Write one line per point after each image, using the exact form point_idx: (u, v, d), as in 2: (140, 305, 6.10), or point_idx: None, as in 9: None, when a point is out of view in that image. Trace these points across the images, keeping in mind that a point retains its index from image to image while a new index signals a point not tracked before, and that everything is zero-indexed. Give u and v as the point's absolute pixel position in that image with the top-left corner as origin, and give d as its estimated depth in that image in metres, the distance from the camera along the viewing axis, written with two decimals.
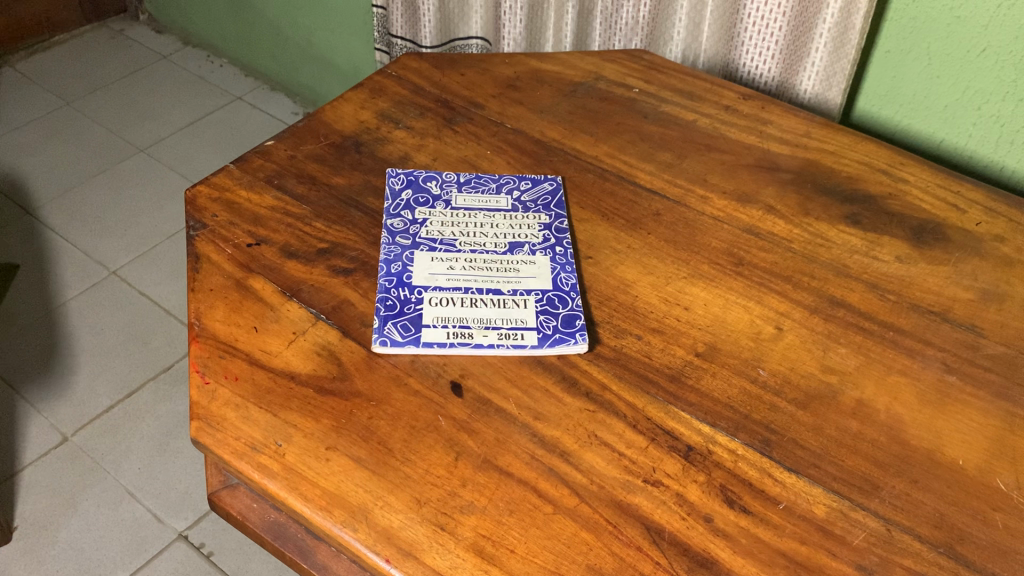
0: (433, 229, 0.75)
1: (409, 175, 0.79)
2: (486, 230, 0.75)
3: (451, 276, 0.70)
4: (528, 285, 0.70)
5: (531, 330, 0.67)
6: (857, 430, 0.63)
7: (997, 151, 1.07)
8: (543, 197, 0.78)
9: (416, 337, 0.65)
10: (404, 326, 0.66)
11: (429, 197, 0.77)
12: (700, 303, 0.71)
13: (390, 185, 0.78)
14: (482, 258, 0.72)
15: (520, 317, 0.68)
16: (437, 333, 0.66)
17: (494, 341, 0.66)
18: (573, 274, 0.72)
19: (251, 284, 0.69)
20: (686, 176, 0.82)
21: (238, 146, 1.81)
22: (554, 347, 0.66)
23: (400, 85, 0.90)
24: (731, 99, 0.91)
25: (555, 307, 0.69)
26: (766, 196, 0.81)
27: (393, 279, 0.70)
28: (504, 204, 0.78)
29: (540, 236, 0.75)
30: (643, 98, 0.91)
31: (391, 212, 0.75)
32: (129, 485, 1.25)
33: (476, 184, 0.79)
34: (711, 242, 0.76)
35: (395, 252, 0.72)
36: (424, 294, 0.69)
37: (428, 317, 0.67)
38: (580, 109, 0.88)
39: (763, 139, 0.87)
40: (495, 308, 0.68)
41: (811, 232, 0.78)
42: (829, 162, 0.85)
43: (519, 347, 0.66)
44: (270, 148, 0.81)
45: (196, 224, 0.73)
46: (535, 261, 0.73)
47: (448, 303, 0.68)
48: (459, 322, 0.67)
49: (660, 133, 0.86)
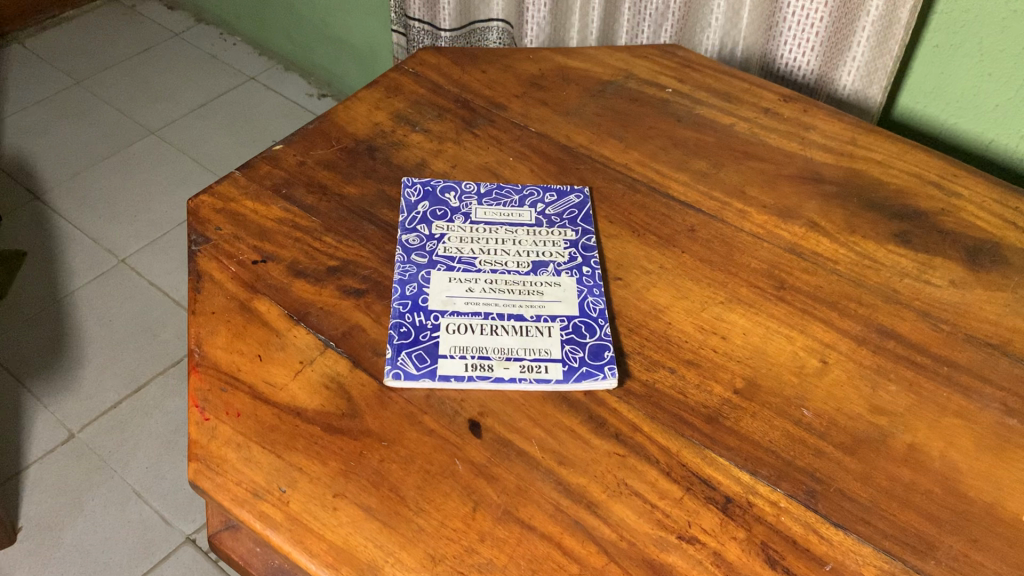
0: (451, 246, 0.69)
1: (426, 184, 0.74)
2: (508, 247, 0.70)
3: (470, 299, 0.65)
4: (553, 310, 0.65)
5: (556, 363, 0.62)
6: (910, 480, 0.58)
7: None
8: (569, 210, 0.73)
9: (431, 369, 0.61)
10: (419, 356, 0.61)
11: (447, 210, 0.72)
12: (739, 333, 0.66)
13: (405, 195, 0.73)
14: (503, 278, 0.67)
15: (543, 346, 0.63)
16: (454, 364, 0.61)
17: (516, 375, 0.61)
18: (601, 298, 0.66)
19: (256, 306, 0.64)
20: (723, 187, 0.76)
21: (251, 129, 1.76)
22: (580, 382, 0.61)
23: (417, 83, 0.84)
24: (770, 100, 0.85)
25: (582, 336, 0.64)
26: (809, 211, 0.75)
27: (408, 302, 0.65)
28: (527, 218, 0.72)
29: (566, 254, 0.70)
30: (676, 98, 0.85)
31: (405, 226, 0.70)
32: (135, 485, 1.22)
33: (496, 194, 0.74)
34: (749, 262, 0.71)
35: (410, 272, 0.67)
36: (440, 320, 0.64)
37: (445, 347, 0.62)
38: (608, 111, 0.83)
39: (806, 146, 0.81)
40: (517, 337, 0.63)
41: (858, 252, 0.72)
42: (877, 173, 0.79)
43: (542, 381, 0.61)
44: (278, 152, 0.76)
45: (199, 238, 0.68)
46: (560, 282, 0.67)
47: (466, 330, 0.63)
48: (479, 352, 0.62)
49: (695, 138, 0.80)
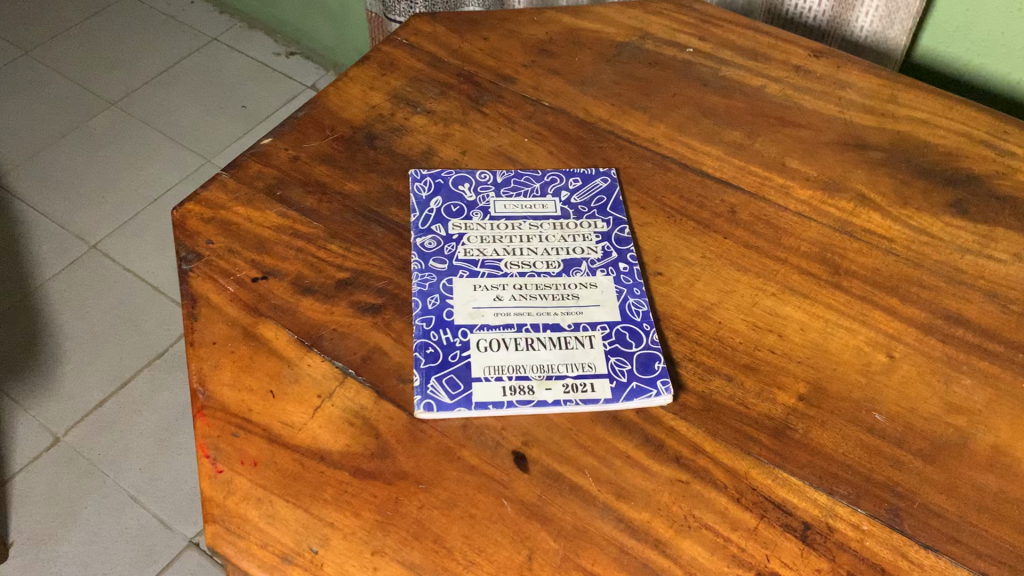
0: (471, 248, 0.63)
1: (436, 176, 0.67)
2: (534, 245, 0.63)
3: (499, 309, 0.59)
4: (592, 317, 0.59)
5: (602, 379, 0.56)
6: (997, 488, 0.53)
7: None
8: (596, 198, 0.66)
9: (466, 396, 0.54)
10: (450, 381, 0.55)
11: (462, 205, 0.65)
12: (796, 328, 0.60)
13: (414, 191, 0.66)
14: (534, 282, 0.61)
15: (587, 361, 0.57)
16: (491, 388, 0.55)
17: (560, 396, 0.55)
18: (643, 299, 0.60)
19: (262, 332, 0.57)
20: (760, 160, 0.70)
21: (218, 96, 1.66)
22: (631, 401, 0.55)
23: (413, 56, 0.76)
24: (800, 57, 0.78)
25: (628, 346, 0.58)
26: (856, 182, 0.69)
27: (431, 317, 0.58)
28: (551, 209, 0.66)
29: (598, 250, 0.63)
30: (698, 59, 0.77)
31: (419, 227, 0.63)
32: (131, 489, 1.16)
33: (515, 184, 0.67)
34: (798, 245, 0.65)
35: (430, 282, 0.60)
36: (469, 337, 0.57)
37: (478, 367, 0.56)
38: (627, 78, 0.75)
39: (843, 108, 0.74)
40: (556, 351, 0.57)
41: (913, 227, 0.66)
42: (923, 134, 0.72)
43: (590, 401, 0.55)
44: (267, 146, 0.68)
45: (190, 256, 0.61)
46: (596, 283, 0.61)
47: (500, 346, 0.57)
48: (516, 372, 0.56)
49: (724, 105, 0.73)
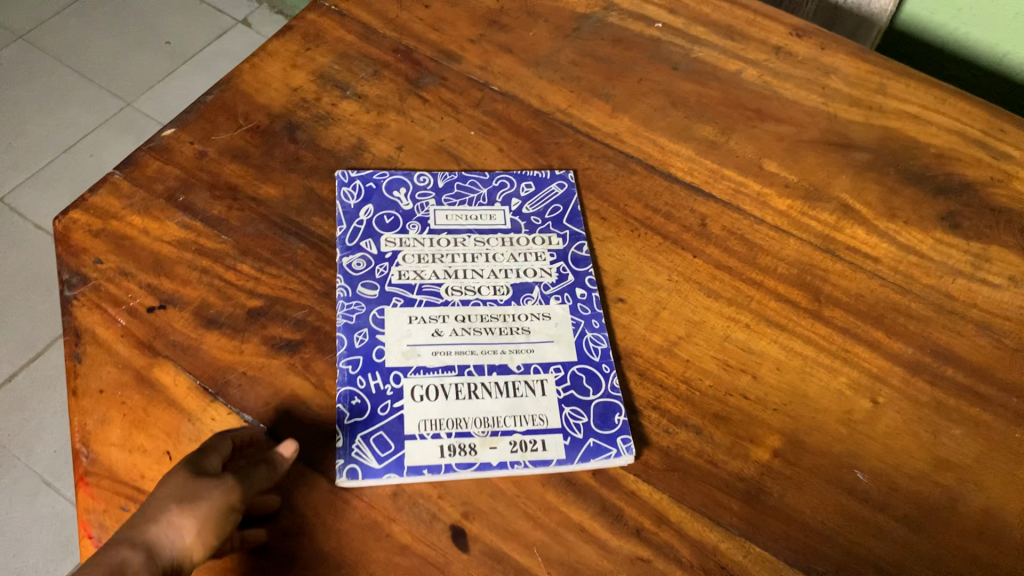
0: (406, 270, 0.54)
1: (367, 179, 0.58)
2: (480, 266, 0.55)
3: (438, 348, 0.51)
4: (544, 356, 0.52)
5: (555, 434, 0.49)
6: (989, 560, 0.47)
7: None
8: (551, 207, 0.59)
9: (397, 459, 0.47)
10: (379, 440, 0.47)
11: (397, 215, 0.57)
12: (771, 368, 0.53)
13: (341, 198, 0.57)
14: (478, 313, 0.53)
15: (538, 412, 0.49)
16: (427, 448, 0.47)
17: (507, 457, 0.48)
18: (602, 334, 0.53)
19: (159, 377, 0.49)
20: (735, 162, 0.62)
21: (137, 29, 1.52)
22: (588, 461, 0.48)
23: (343, 26, 0.66)
24: (780, 36, 0.70)
25: (584, 393, 0.51)
26: (840, 190, 0.62)
27: (358, 358, 0.50)
28: (500, 221, 0.58)
29: (553, 273, 0.56)
30: (668, 37, 0.69)
31: (345, 244, 0.55)
32: (45, 473, 1.07)
33: (459, 190, 0.59)
34: (774, 265, 0.58)
35: (357, 313, 0.52)
36: (402, 383, 0.49)
37: (412, 423, 0.48)
38: (588, 58, 0.66)
39: (828, 98, 0.66)
40: (503, 400, 0.50)
41: (901, 244, 0.59)
42: (913, 132, 0.65)
43: (542, 463, 0.48)
44: (169, 138, 0.58)
45: (74, 278, 0.52)
46: (550, 314, 0.54)
47: (437, 395, 0.49)
48: (457, 428, 0.48)
49: (696, 93, 0.65)
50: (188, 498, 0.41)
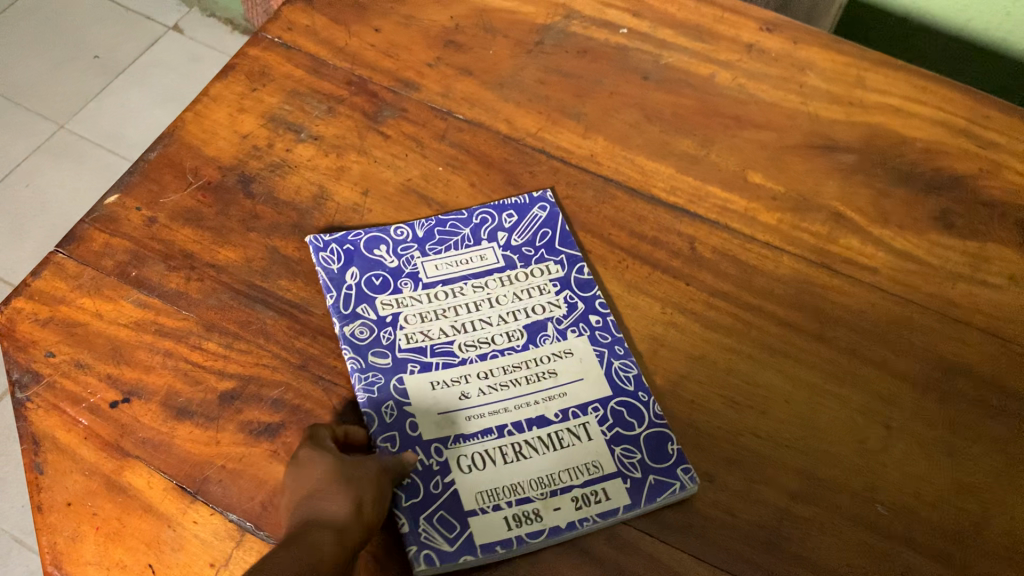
0: (414, 333, 0.51)
1: (341, 239, 0.54)
2: (486, 312, 0.52)
3: (470, 412, 0.48)
4: (578, 397, 0.49)
5: (613, 479, 0.46)
6: None
7: None
8: (540, 234, 0.55)
9: (468, 540, 0.43)
10: (443, 522, 0.44)
11: (386, 274, 0.53)
12: (779, 400, 0.51)
13: (321, 263, 0.53)
14: (501, 364, 0.50)
15: (589, 460, 0.47)
16: (493, 522, 0.44)
17: (573, 514, 0.45)
18: (629, 360, 0.51)
19: (130, 482, 0.45)
20: (719, 176, 0.59)
21: (61, 45, 1.44)
22: (655, 499, 0.46)
23: (290, 60, 0.62)
24: (751, 32, 0.67)
25: (629, 428, 0.48)
26: (829, 197, 0.59)
27: (393, 437, 0.47)
28: (492, 260, 0.54)
29: (563, 304, 0.53)
30: (635, 43, 0.65)
31: (341, 313, 0.51)
32: (14, 530, 1.03)
33: (441, 234, 0.55)
34: (771, 286, 0.55)
35: (378, 387, 0.48)
36: (446, 456, 0.46)
37: (469, 498, 0.45)
38: (554, 75, 0.63)
39: (807, 97, 0.63)
40: (552, 454, 0.47)
41: (897, 252, 0.57)
42: (897, 126, 0.63)
43: (610, 513, 0.45)
44: (114, 205, 0.54)
45: (24, 376, 0.48)
46: (571, 349, 0.51)
47: (485, 461, 0.46)
48: (514, 493, 0.45)
49: (670, 104, 0.62)
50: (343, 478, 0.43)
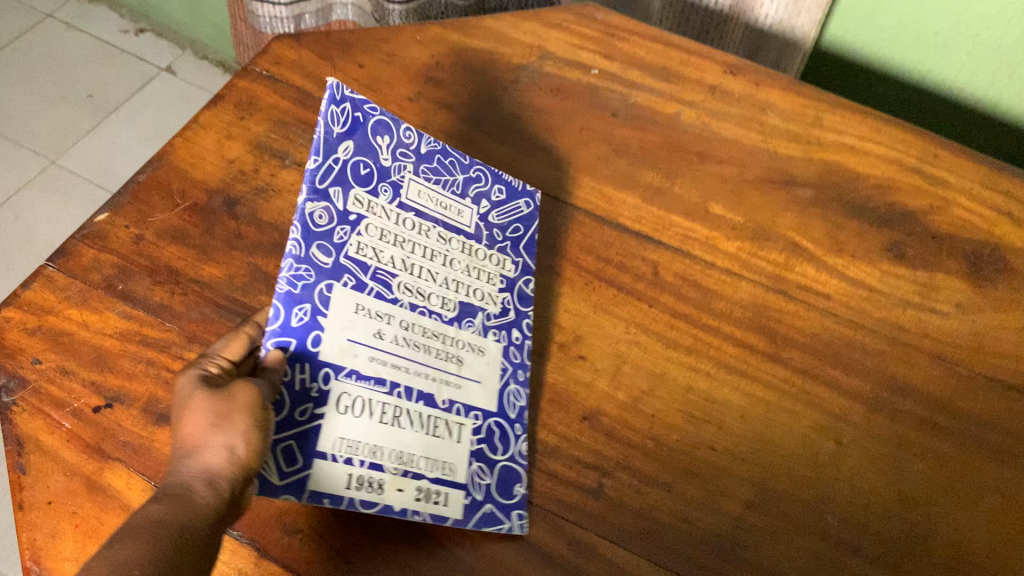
0: (365, 245, 0.49)
1: (356, 106, 0.52)
2: (433, 270, 0.52)
3: (376, 354, 0.46)
4: (470, 397, 0.50)
5: (457, 489, 0.47)
6: None
7: (992, 85, 0.90)
8: (512, 226, 0.58)
9: (299, 482, 0.42)
10: (285, 453, 0.42)
11: (372, 169, 0.51)
12: (735, 415, 0.53)
13: (327, 119, 0.50)
14: (422, 325, 0.49)
15: (449, 461, 0.47)
16: (336, 473, 0.43)
17: (410, 503, 0.45)
18: (524, 388, 0.52)
19: (110, 482, 0.47)
20: (682, 206, 0.62)
21: (56, 82, 1.47)
22: (481, 526, 0.47)
23: (277, 91, 0.65)
24: (715, 75, 0.71)
25: (492, 451, 0.49)
26: (786, 228, 0.62)
27: (291, 341, 0.44)
28: (466, 222, 0.56)
29: (497, 304, 0.54)
30: (605, 82, 0.69)
31: (315, 185, 0.48)
32: None
33: (437, 166, 0.56)
34: (730, 310, 0.58)
35: (303, 283, 0.45)
36: (331, 387, 0.44)
37: (327, 439, 0.43)
38: (528, 110, 0.66)
39: (767, 136, 0.67)
40: (422, 438, 0.46)
41: (850, 280, 0.60)
42: (852, 164, 0.66)
43: (439, 519, 0.46)
44: (104, 223, 0.56)
45: (11, 381, 0.50)
46: (484, 350, 0.52)
47: (362, 411, 0.44)
48: (371, 456, 0.44)
49: (637, 139, 0.66)
50: (225, 414, 0.40)
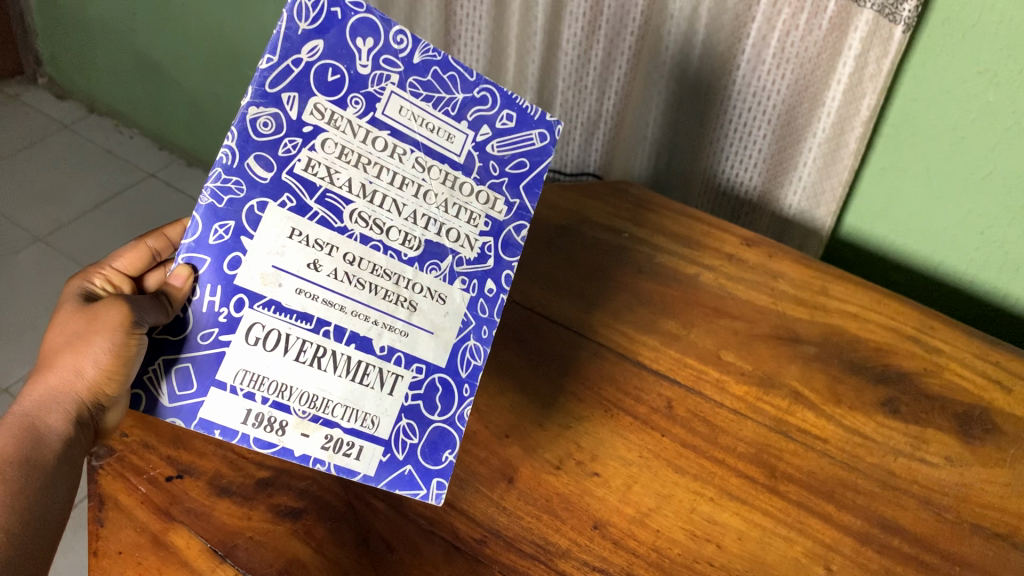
0: (317, 162, 0.50)
1: (335, 1, 0.50)
2: (400, 199, 0.52)
3: (304, 286, 0.50)
4: (413, 348, 0.53)
5: (375, 445, 0.52)
6: None
7: (999, 280, 0.92)
8: (516, 159, 0.56)
9: (192, 408, 0.49)
10: (183, 375, 0.49)
11: (343, 75, 0.51)
12: (734, 536, 0.58)
13: (293, 14, 0.49)
14: (373, 262, 0.52)
15: (371, 415, 0.52)
16: (235, 407, 0.49)
17: (313, 450, 0.50)
18: (482, 349, 0.55)
19: (171, 540, 0.53)
20: (697, 352, 0.70)
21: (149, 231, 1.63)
22: (392, 487, 0.52)
23: None
24: (732, 245, 0.80)
25: (429, 411, 0.54)
26: (790, 378, 0.69)
27: (203, 259, 0.48)
28: (456, 148, 0.54)
29: (474, 250, 0.55)
30: (635, 245, 0.79)
31: (264, 89, 0.49)
32: None
33: (431, 79, 0.53)
34: (735, 444, 0.64)
35: (229, 198, 0.49)
36: (243, 315, 0.49)
37: (229, 370, 0.49)
38: (565, 263, 0.77)
39: (776, 298, 0.76)
40: (341, 381, 0.51)
41: (847, 427, 0.66)
42: (853, 327, 0.74)
43: (348, 472, 0.51)
44: None
45: (100, 450, 0.58)
46: (447, 298, 0.54)
47: (275, 347, 0.49)
48: (277, 395, 0.50)
49: (660, 293, 0.75)
50: (84, 333, 0.51)
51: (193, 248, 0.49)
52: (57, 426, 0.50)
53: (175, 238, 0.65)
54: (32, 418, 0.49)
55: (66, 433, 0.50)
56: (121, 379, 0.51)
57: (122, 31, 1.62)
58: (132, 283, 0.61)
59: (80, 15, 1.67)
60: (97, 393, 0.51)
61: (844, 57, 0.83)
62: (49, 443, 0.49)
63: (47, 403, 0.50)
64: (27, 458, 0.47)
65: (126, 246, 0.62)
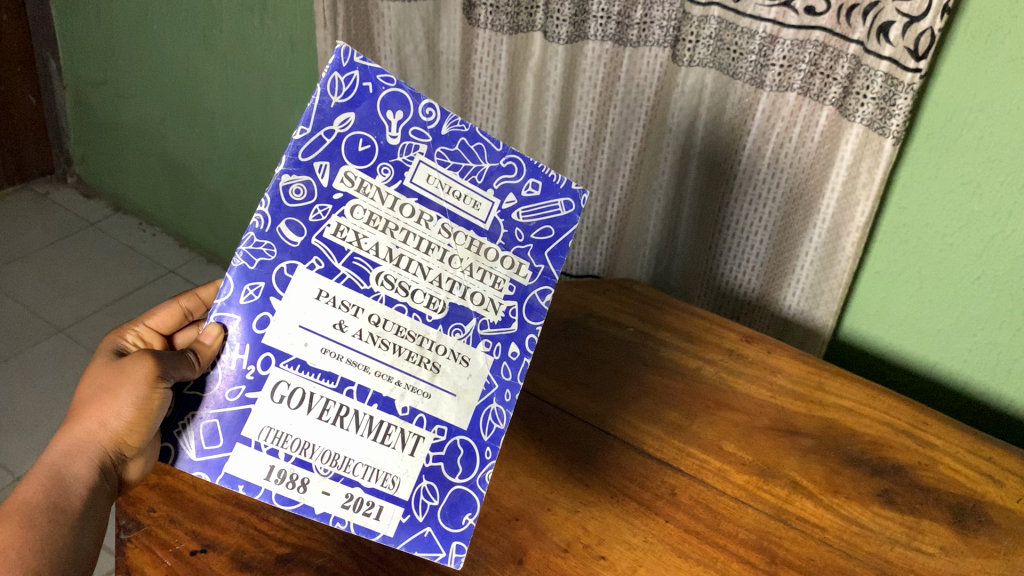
0: (346, 228, 0.54)
1: (367, 75, 0.54)
2: (428, 263, 0.55)
3: (329, 346, 0.53)
4: (437, 410, 0.56)
5: (396, 505, 0.55)
6: None
7: (993, 379, 0.94)
8: (541, 227, 0.58)
9: (219, 461, 0.52)
10: (210, 431, 0.52)
11: (373, 146, 0.54)
12: None
13: (327, 87, 0.53)
14: (397, 323, 0.55)
15: (392, 475, 0.55)
16: (259, 463, 0.52)
17: (334, 508, 0.54)
18: (505, 412, 0.58)
19: None
20: (699, 443, 0.73)
21: None
22: (410, 547, 0.55)
23: None
24: (733, 341, 0.84)
25: (451, 473, 0.56)
26: (789, 469, 0.72)
27: (231, 319, 0.53)
28: (481, 216, 0.57)
29: (499, 313, 0.57)
30: (639, 339, 0.84)
31: (297, 158, 0.53)
32: None
33: (459, 149, 0.56)
34: (738, 531, 0.66)
35: (261, 260, 0.53)
36: (269, 371, 0.53)
37: (255, 427, 0.53)
38: (573, 353, 0.81)
39: (775, 392, 0.79)
40: (362, 441, 0.54)
41: (845, 517, 0.68)
42: (850, 421, 0.77)
43: (369, 531, 0.54)
44: None
45: (129, 523, 0.61)
46: (471, 360, 0.57)
47: (299, 405, 0.53)
48: (299, 453, 0.53)
49: (663, 384, 0.79)
50: (109, 386, 0.54)
51: (224, 307, 0.53)
52: (82, 474, 0.53)
53: (207, 300, 0.70)
54: (58, 466, 0.53)
55: (90, 480, 0.53)
56: (142, 432, 0.54)
57: (152, 134, 1.71)
58: (164, 340, 0.65)
59: (113, 120, 1.77)
60: (120, 443, 0.55)
61: (836, 167, 0.89)
62: (74, 490, 0.52)
63: (72, 452, 0.54)
64: (55, 505, 0.51)
65: (161, 305, 0.66)
